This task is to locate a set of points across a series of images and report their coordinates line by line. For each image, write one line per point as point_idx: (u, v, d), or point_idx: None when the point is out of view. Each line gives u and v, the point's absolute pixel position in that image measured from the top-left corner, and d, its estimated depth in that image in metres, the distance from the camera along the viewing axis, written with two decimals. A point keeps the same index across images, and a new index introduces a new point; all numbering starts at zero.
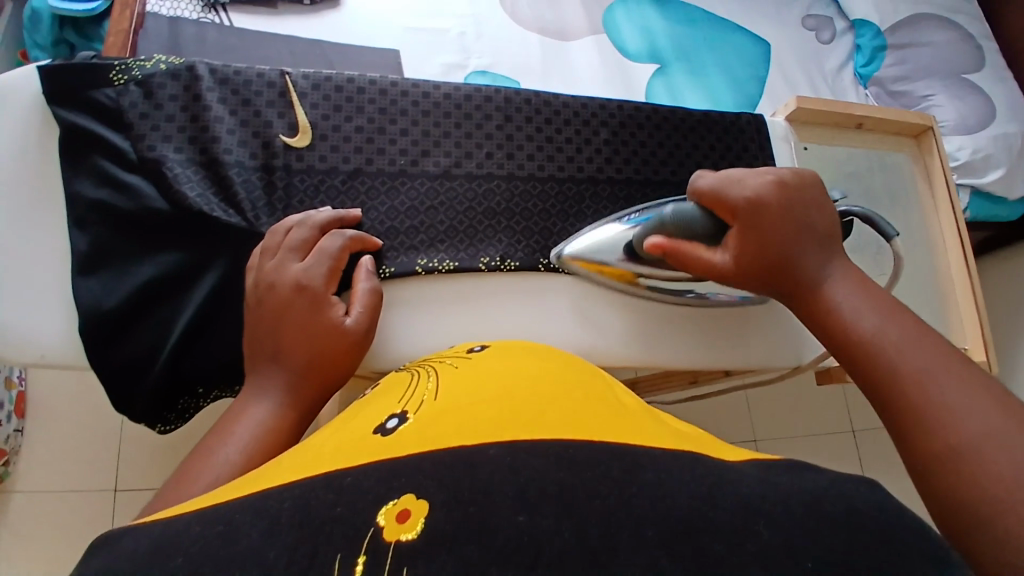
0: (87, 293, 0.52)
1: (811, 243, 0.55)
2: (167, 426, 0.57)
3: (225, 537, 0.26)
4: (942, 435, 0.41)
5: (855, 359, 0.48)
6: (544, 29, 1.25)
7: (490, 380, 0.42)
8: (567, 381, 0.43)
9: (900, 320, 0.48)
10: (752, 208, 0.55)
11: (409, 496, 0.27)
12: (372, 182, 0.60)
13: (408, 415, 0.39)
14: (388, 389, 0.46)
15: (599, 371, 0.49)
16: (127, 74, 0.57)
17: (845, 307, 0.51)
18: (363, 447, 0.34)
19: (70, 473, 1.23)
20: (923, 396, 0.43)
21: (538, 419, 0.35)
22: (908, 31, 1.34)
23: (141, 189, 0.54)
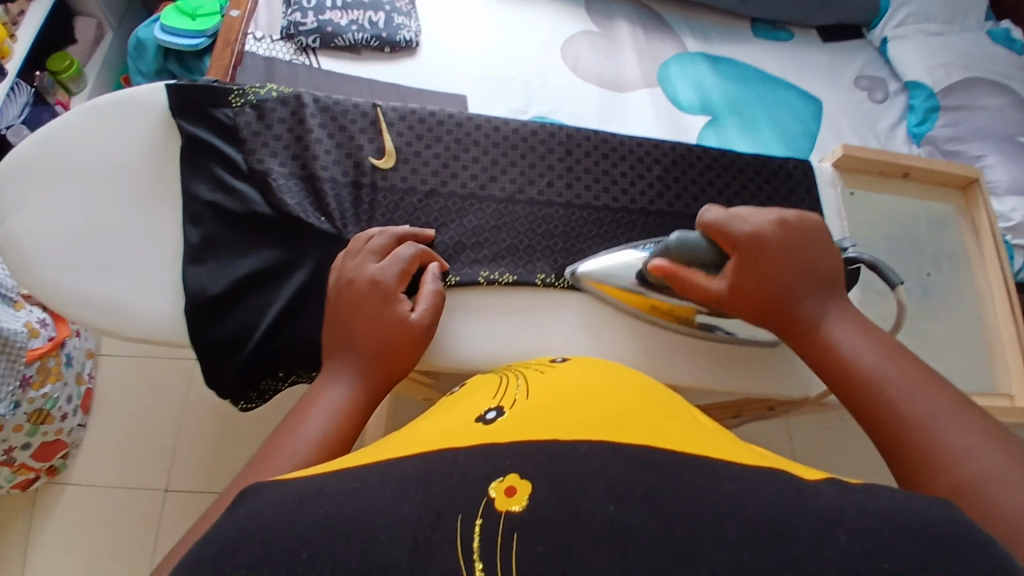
0: (196, 279, 0.60)
1: (809, 284, 0.59)
2: (249, 403, 0.64)
3: (358, 496, 0.32)
4: (947, 474, 0.44)
5: (860, 396, 0.52)
6: (602, 81, 1.34)
7: (567, 387, 0.46)
8: (641, 394, 0.47)
9: (899, 361, 0.52)
10: (752, 243, 0.59)
11: (514, 476, 0.33)
12: (445, 202, 0.67)
13: (504, 409, 0.44)
14: (479, 387, 0.52)
15: (670, 392, 0.52)
16: (244, 98, 0.66)
17: (844, 345, 0.55)
18: (466, 433, 0.40)
19: (121, 470, 1.30)
20: (924, 434, 0.47)
21: (622, 426, 0.40)
22: (962, 94, 1.37)
23: (248, 195, 0.62)
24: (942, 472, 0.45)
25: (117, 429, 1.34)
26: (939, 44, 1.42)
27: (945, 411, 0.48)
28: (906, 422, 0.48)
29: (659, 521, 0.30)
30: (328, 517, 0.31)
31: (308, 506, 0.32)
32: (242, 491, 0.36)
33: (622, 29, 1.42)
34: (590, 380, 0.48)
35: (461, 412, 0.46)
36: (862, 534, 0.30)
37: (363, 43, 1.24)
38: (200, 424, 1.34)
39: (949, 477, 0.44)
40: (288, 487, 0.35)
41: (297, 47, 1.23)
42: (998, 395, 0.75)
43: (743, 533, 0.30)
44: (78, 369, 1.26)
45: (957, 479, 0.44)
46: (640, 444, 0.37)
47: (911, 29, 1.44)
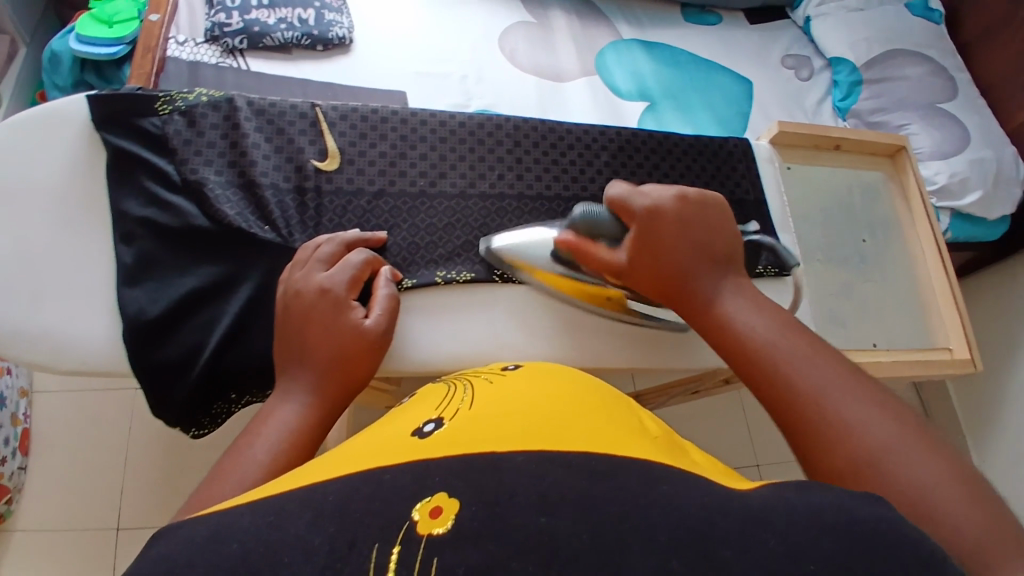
0: (133, 301, 0.56)
1: (703, 261, 0.58)
2: (200, 430, 0.60)
3: (285, 536, 0.31)
4: (843, 450, 0.44)
5: (758, 369, 0.51)
6: (541, 72, 1.35)
7: (513, 397, 0.46)
8: (587, 399, 0.47)
9: (793, 334, 0.51)
10: (651, 215, 0.58)
11: (442, 495, 0.33)
12: (395, 202, 0.65)
13: (444, 420, 0.44)
14: (426, 397, 0.52)
15: (628, 400, 0.54)
16: (172, 105, 0.62)
17: (740, 320, 0.54)
18: (402, 448, 0.40)
19: (68, 510, 1.22)
20: (819, 409, 0.46)
21: (560, 432, 0.40)
22: (883, 67, 1.45)
23: (183, 208, 0.58)
24: (832, 444, 0.44)
25: (63, 465, 1.26)
26: (859, 20, 1.50)
27: (836, 382, 0.47)
28: (802, 393, 0.47)
29: (589, 530, 0.31)
30: (241, 551, 0.31)
31: (235, 549, 0.31)
32: (164, 538, 0.34)
33: (558, 19, 1.43)
34: (536, 387, 0.48)
35: (400, 425, 0.46)
36: (790, 531, 0.32)
37: (293, 42, 1.20)
38: (154, 452, 1.28)
39: (839, 449, 0.44)
40: (203, 520, 0.34)
41: (223, 49, 1.18)
42: (938, 349, 0.78)
43: (673, 535, 0.31)
44: (13, 409, 1.18)
45: (852, 454, 0.43)
46: (582, 452, 0.37)
47: (832, 7, 1.53)
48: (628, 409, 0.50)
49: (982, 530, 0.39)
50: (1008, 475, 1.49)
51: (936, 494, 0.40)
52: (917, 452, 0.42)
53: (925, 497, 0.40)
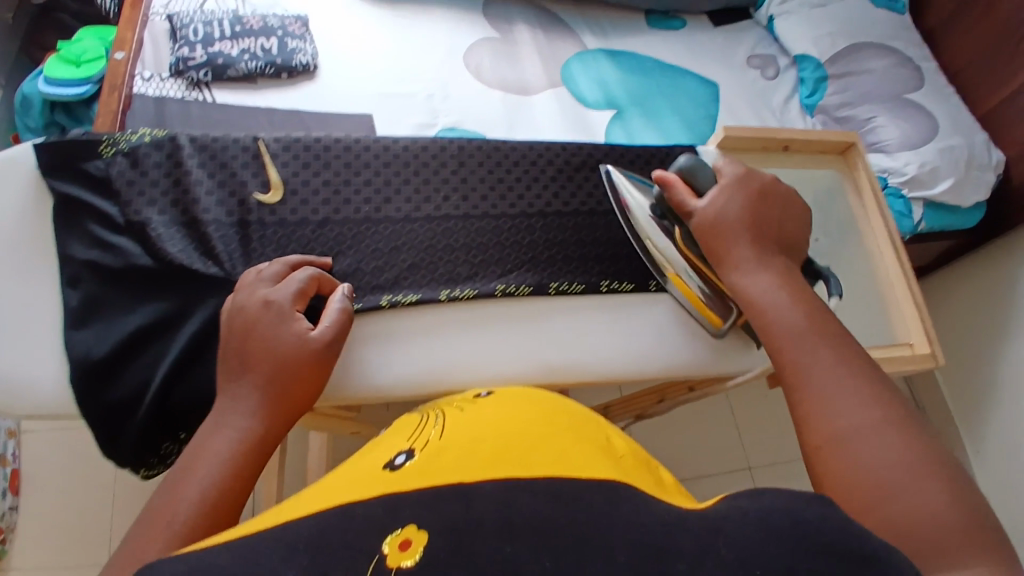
0: (80, 344, 0.56)
1: (761, 240, 0.63)
2: (150, 471, 0.59)
3: None
4: (832, 420, 0.50)
5: (776, 357, 0.57)
6: (507, 86, 1.36)
7: (480, 424, 0.51)
8: (555, 424, 0.51)
9: (816, 323, 0.57)
10: (739, 181, 0.66)
11: (411, 528, 0.36)
12: (340, 229, 0.65)
13: (414, 452, 0.48)
14: (401, 428, 0.56)
15: (600, 419, 0.58)
16: (116, 147, 0.63)
17: (767, 300, 0.60)
18: (377, 480, 0.43)
19: (60, 548, 1.23)
20: (820, 384, 0.53)
21: (525, 461, 0.43)
22: (847, 61, 1.46)
23: (127, 249, 0.59)
24: (822, 427, 0.51)
25: (52, 505, 1.26)
26: (821, 16, 1.51)
27: (839, 377, 0.53)
28: (811, 381, 0.53)
29: None
30: None
31: None
32: None
33: (522, 32, 1.45)
34: (503, 414, 0.52)
35: (377, 457, 0.49)
36: None
37: (258, 71, 1.22)
38: (139, 486, 1.27)
39: (824, 432, 0.50)
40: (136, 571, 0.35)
41: (188, 83, 1.19)
42: (899, 345, 0.78)
43: None
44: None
45: (835, 427, 0.50)
46: (544, 476, 0.41)
47: (795, 4, 1.54)
48: (598, 426, 0.54)
49: (940, 525, 0.43)
50: (1000, 461, 1.49)
51: (899, 487, 0.45)
52: (891, 440, 0.48)
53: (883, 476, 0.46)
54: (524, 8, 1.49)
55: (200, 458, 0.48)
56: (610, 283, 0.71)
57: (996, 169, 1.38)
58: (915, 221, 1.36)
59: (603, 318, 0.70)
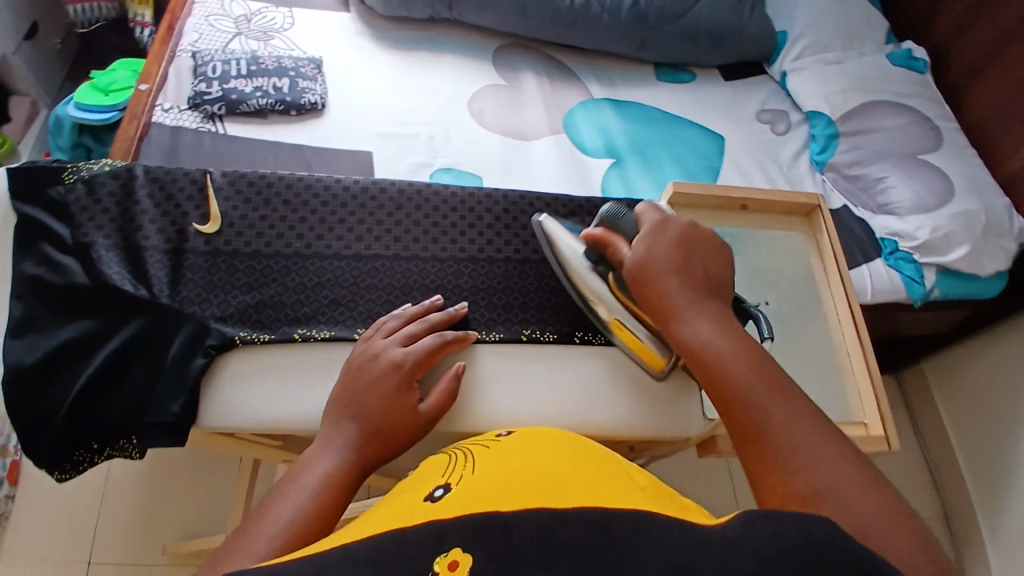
0: (10, 353, 0.61)
1: (692, 281, 0.63)
2: (65, 475, 0.63)
3: None
4: (804, 480, 0.48)
5: (728, 414, 0.54)
6: (508, 131, 1.39)
7: (514, 456, 0.50)
8: (589, 456, 0.51)
9: (764, 370, 0.55)
10: (655, 227, 0.67)
11: (457, 550, 0.38)
12: (269, 262, 0.71)
13: (451, 485, 0.47)
14: (430, 469, 0.54)
15: (613, 455, 0.54)
16: (76, 175, 0.70)
17: (711, 346, 0.58)
18: (416, 511, 0.44)
19: (46, 542, 1.19)
20: (784, 441, 0.50)
21: (563, 491, 0.44)
22: (860, 118, 1.42)
23: (70, 267, 0.65)
24: (783, 483, 0.48)
25: (44, 500, 1.22)
26: (836, 72, 1.49)
27: (795, 423, 0.51)
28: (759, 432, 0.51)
29: None
30: None
31: None
32: None
33: (528, 81, 1.48)
34: (530, 447, 0.52)
35: (412, 494, 0.49)
36: None
37: (268, 107, 1.28)
38: (127, 489, 1.25)
39: (793, 488, 0.48)
40: None
41: (204, 115, 1.26)
42: (852, 422, 0.73)
43: None
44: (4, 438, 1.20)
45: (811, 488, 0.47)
46: (576, 506, 0.41)
47: (810, 60, 1.52)
48: (616, 462, 0.53)
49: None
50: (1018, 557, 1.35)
51: (878, 534, 0.45)
52: (860, 491, 0.47)
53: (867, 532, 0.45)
54: (533, 58, 1.53)
55: (300, 485, 0.53)
56: (531, 332, 0.74)
57: (1018, 237, 1.29)
58: (927, 287, 1.27)
59: (518, 365, 0.72)
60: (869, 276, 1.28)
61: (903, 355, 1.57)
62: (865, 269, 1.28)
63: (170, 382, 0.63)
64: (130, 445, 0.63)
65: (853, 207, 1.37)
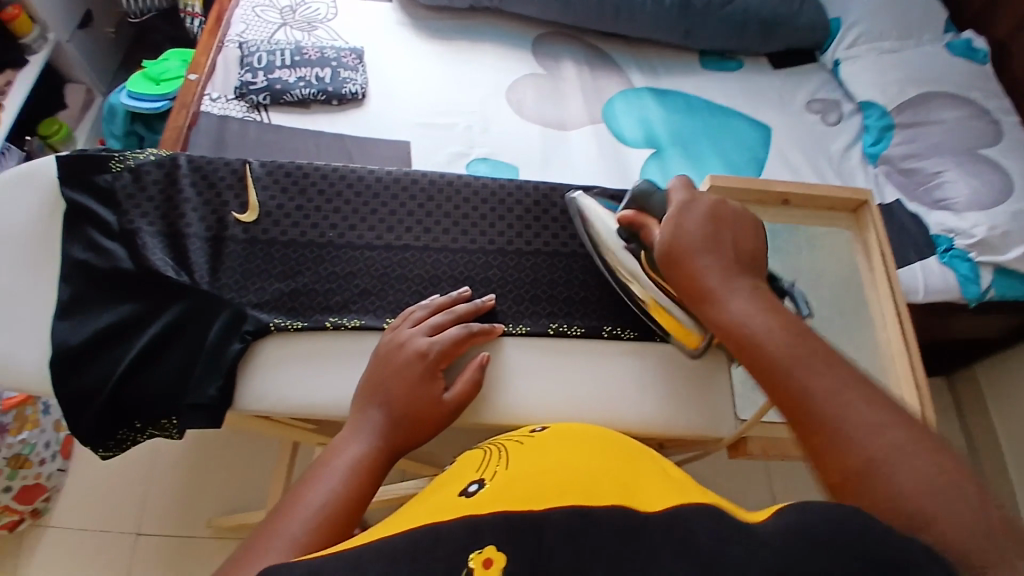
0: (59, 333, 0.65)
1: (726, 258, 0.62)
2: (108, 452, 0.67)
3: None
4: (856, 452, 0.47)
5: (773, 391, 0.53)
6: (546, 121, 1.38)
7: (545, 454, 0.51)
8: (621, 455, 0.51)
9: (807, 341, 0.54)
10: (684, 206, 0.66)
11: (491, 547, 0.38)
12: (304, 251, 0.73)
13: (485, 481, 0.48)
14: (465, 464, 0.55)
15: (650, 451, 0.56)
16: (124, 163, 0.73)
17: (750, 321, 0.57)
18: (450, 506, 0.45)
19: (101, 510, 1.27)
20: (834, 414, 0.49)
21: (594, 489, 0.44)
22: (917, 109, 1.35)
23: (115, 252, 0.69)
24: (836, 457, 0.48)
25: (94, 477, 1.29)
26: (892, 61, 1.41)
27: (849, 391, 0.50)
28: (807, 405, 0.50)
29: None
30: None
31: None
32: None
33: (568, 70, 1.46)
34: (560, 446, 0.52)
35: (446, 489, 0.50)
36: None
37: (311, 97, 1.31)
38: (174, 465, 1.31)
39: (848, 461, 0.47)
40: None
41: (250, 105, 1.29)
42: None
43: None
44: (59, 414, 1.23)
45: (864, 459, 0.46)
46: (605, 504, 0.41)
47: (863, 49, 1.45)
48: (652, 460, 0.53)
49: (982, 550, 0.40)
50: None
51: (940, 500, 0.43)
52: (921, 456, 0.45)
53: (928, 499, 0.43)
54: (573, 46, 1.51)
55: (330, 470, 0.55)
56: (558, 326, 0.74)
57: None
58: (982, 289, 1.20)
59: (545, 359, 0.72)
60: (921, 273, 1.20)
61: (956, 360, 1.49)
62: (918, 266, 1.21)
63: (204, 368, 0.65)
64: (170, 424, 0.66)
65: (906, 203, 1.29)
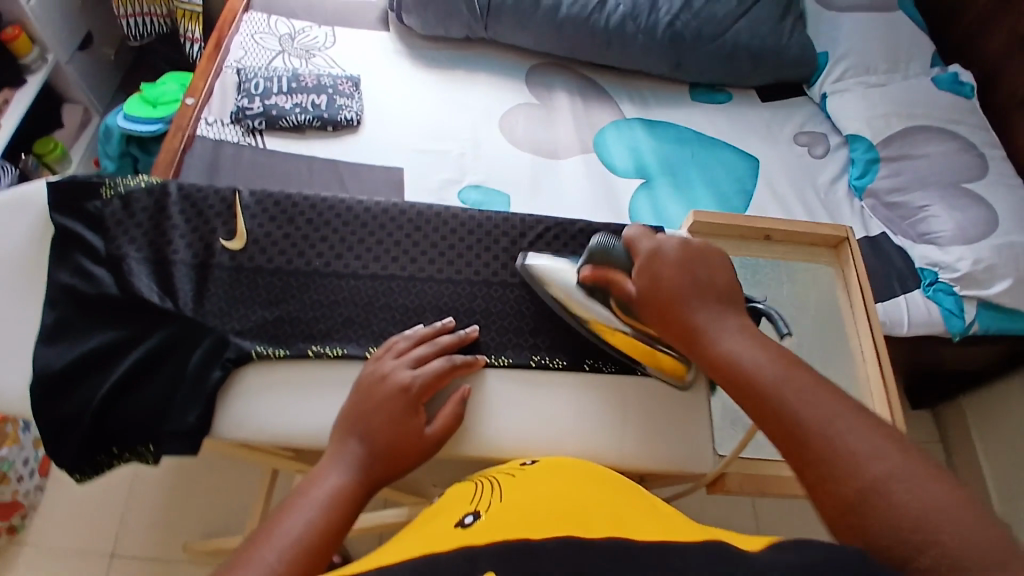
0: (42, 357, 0.65)
1: (705, 296, 0.63)
2: (84, 476, 0.66)
3: None
4: (852, 478, 0.47)
5: (764, 421, 0.54)
6: (537, 149, 1.40)
7: (539, 488, 0.51)
8: (612, 491, 0.51)
9: (795, 371, 0.54)
10: (650, 255, 0.67)
11: (491, 573, 0.37)
12: (289, 279, 0.74)
13: (480, 513, 0.48)
14: (455, 497, 0.55)
15: (642, 489, 0.55)
16: (114, 190, 0.74)
17: (738, 352, 0.58)
18: (445, 536, 0.44)
19: (79, 532, 1.24)
20: (827, 441, 0.49)
21: (588, 520, 0.44)
22: (901, 144, 1.37)
23: (102, 278, 0.69)
24: (834, 484, 0.48)
25: (73, 497, 1.27)
26: (878, 96, 1.45)
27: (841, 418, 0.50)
28: (803, 435, 0.50)
29: None
30: None
31: None
32: None
33: (561, 99, 1.49)
34: (554, 481, 0.52)
35: (439, 522, 0.50)
36: None
37: (307, 123, 1.33)
38: (155, 488, 1.29)
39: (844, 488, 0.47)
40: None
41: (246, 129, 1.31)
42: None
43: None
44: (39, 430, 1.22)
45: (858, 484, 0.47)
46: (603, 534, 0.41)
47: (851, 82, 1.49)
48: (642, 496, 0.53)
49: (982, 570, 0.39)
50: None
51: (938, 521, 0.42)
52: (916, 478, 0.45)
53: (925, 519, 0.43)
54: (566, 76, 1.54)
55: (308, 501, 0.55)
56: (540, 359, 0.74)
57: None
58: (967, 322, 1.21)
59: (525, 392, 0.73)
60: (905, 306, 1.22)
61: (942, 392, 1.49)
62: (902, 300, 1.23)
63: (188, 392, 0.66)
64: (147, 451, 0.65)
65: (892, 236, 1.31)
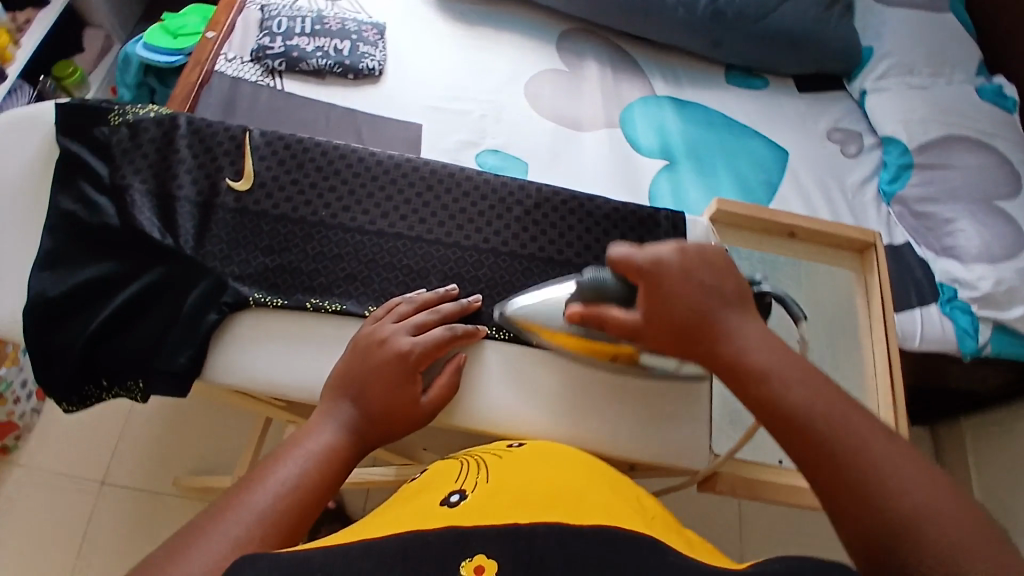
0: (37, 283, 0.64)
1: (715, 300, 0.61)
2: (71, 406, 0.66)
3: None
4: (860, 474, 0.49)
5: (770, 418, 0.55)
6: (560, 118, 1.35)
7: (530, 472, 0.50)
8: (601, 480, 0.51)
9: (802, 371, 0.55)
10: (652, 271, 0.62)
11: (482, 556, 0.37)
12: (293, 227, 0.72)
13: (467, 492, 0.47)
14: (443, 472, 0.54)
15: (631, 483, 0.54)
16: (122, 117, 0.72)
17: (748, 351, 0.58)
18: (431, 513, 0.43)
19: (69, 458, 1.26)
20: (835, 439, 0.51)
21: (578, 510, 0.43)
22: (938, 151, 1.32)
23: (104, 207, 0.68)
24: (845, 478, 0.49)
25: (71, 422, 1.29)
26: (919, 99, 1.39)
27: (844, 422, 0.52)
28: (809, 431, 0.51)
29: None
30: None
31: None
32: None
33: (590, 69, 1.43)
34: (545, 465, 0.51)
35: (425, 496, 0.49)
36: None
37: (327, 68, 1.28)
38: (148, 423, 1.30)
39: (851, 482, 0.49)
40: None
41: (264, 69, 1.27)
42: None
43: None
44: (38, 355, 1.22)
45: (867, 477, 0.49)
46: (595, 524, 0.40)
47: (893, 82, 1.42)
48: (630, 490, 0.52)
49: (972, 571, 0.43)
50: None
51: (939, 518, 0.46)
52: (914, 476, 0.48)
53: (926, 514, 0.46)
54: (599, 46, 1.48)
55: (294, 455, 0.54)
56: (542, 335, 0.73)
57: None
58: (979, 343, 1.18)
59: (524, 368, 0.71)
60: (920, 320, 1.19)
61: (943, 408, 1.47)
62: (918, 312, 1.19)
63: (182, 333, 0.65)
64: (137, 388, 0.65)
65: (916, 245, 1.27)
